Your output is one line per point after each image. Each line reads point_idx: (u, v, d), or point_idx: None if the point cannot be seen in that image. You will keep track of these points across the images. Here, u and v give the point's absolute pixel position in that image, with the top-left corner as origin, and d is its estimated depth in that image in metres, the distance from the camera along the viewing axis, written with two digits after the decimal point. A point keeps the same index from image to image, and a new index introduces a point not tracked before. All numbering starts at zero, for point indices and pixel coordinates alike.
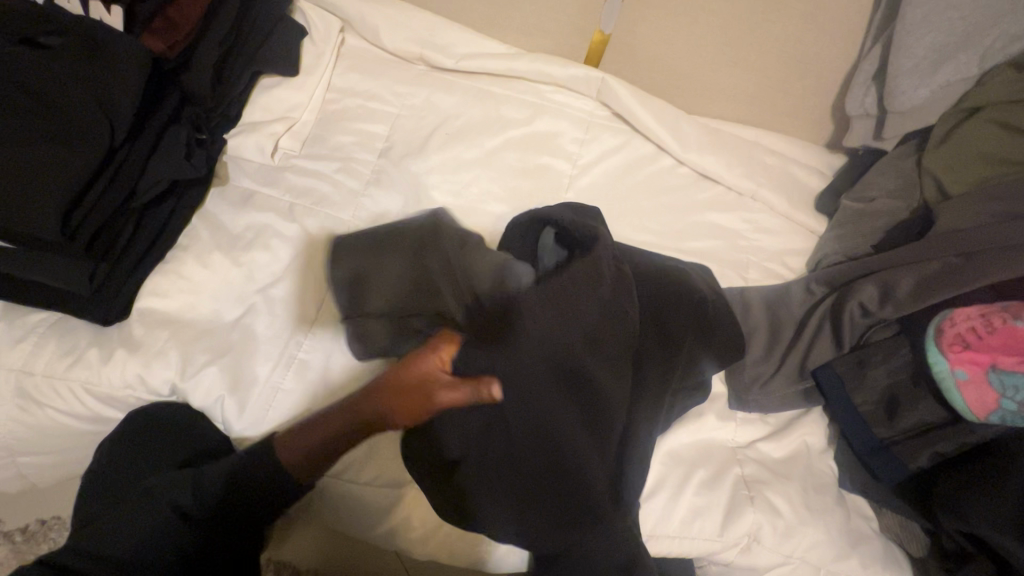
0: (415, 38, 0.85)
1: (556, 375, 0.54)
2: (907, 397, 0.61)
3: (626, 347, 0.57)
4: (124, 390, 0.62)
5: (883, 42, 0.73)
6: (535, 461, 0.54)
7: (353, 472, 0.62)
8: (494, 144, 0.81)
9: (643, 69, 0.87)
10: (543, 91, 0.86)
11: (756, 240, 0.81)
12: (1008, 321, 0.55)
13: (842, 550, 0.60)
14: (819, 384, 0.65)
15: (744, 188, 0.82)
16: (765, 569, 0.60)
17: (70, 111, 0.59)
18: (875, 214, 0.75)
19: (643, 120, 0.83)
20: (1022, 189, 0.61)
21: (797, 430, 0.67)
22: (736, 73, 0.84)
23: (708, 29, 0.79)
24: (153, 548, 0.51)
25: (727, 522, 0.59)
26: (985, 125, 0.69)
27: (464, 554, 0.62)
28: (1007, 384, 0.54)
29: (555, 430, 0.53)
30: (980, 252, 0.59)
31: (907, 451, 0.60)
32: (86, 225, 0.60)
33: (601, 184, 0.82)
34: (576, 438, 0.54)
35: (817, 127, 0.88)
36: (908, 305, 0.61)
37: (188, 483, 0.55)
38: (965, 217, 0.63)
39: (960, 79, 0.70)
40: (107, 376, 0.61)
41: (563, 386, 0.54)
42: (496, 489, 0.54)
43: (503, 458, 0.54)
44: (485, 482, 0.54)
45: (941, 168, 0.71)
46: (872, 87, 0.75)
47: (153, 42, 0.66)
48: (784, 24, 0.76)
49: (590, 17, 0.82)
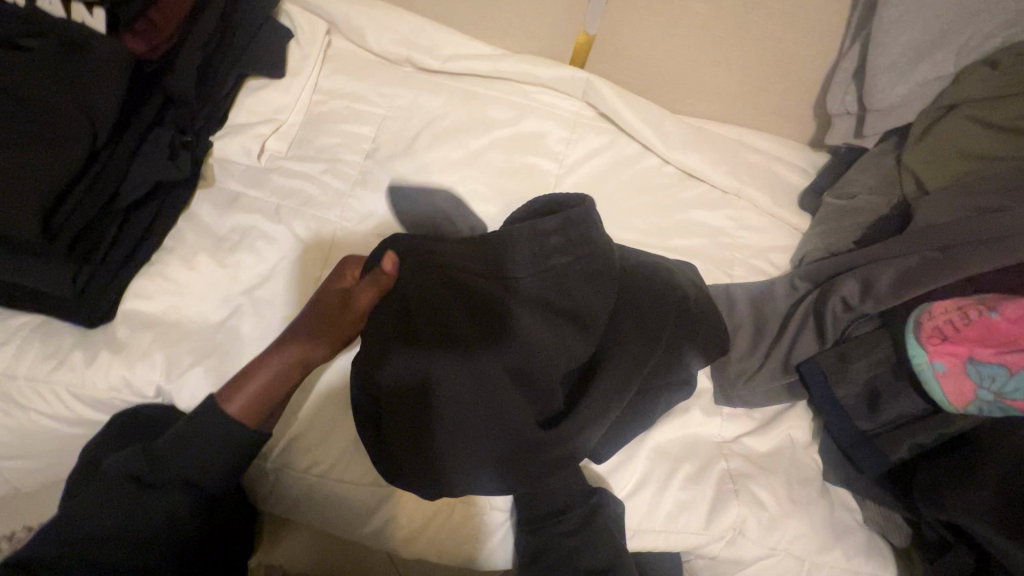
0: (401, 40, 0.86)
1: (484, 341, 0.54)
2: (889, 390, 0.62)
3: (568, 313, 0.56)
4: (109, 392, 0.61)
5: (861, 41, 0.74)
6: (489, 433, 0.55)
7: (337, 472, 0.61)
8: (480, 144, 0.82)
9: (628, 69, 0.88)
10: (529, 92, 0.87)
11: (741, 237, 0.82)
12: (983, 314, 0.55)
13: (826, 541, 0.60)
14: (803, 377, 0.66)
15: (728, 186, 0.83)
16: (751, 561, 0.60)
17: (51, 114, 0.59)
18: (857, 211, 0.76)
19: (628, 119, 0.84)
20: (997, 184, 0.63)
21: (782, 424, 0.68)
22: (719, 73, 0.85)
23: (690, 30, 0.80)
24: (114, 516, 0.53)
25: (712, 515, 0.60)
26: (962, 121, 0.70)
27: (457, 552, 0.62)
28: (984, 375, 0.54)
29: (515, 397, 0.55)
30: (958, 245, 0.60)
31: (888, 442, 0.61)
32: (68, 228, 0.60)
33: (588, 183, 0.83)
34: (517, 405, 0.55)
35: (800, 125, 0.89)
36: (888, 299, 0.62)
37: (138, 451, 0.56)
38: (942, 212, 0.65)
39: (936, 77, 0.71)
40: (92, 378, 0.61)
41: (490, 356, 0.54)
42: (464, 453, 0.55)
43: (470, 417, 0.54)
44: (450, 442, 0.55)
45: (920, 165, 0.72)
46: (851, 85, 0.77)
47: (136, 44, 0.66)
48: (764, 24, 0.77)
49: (575, 18, 0.83)
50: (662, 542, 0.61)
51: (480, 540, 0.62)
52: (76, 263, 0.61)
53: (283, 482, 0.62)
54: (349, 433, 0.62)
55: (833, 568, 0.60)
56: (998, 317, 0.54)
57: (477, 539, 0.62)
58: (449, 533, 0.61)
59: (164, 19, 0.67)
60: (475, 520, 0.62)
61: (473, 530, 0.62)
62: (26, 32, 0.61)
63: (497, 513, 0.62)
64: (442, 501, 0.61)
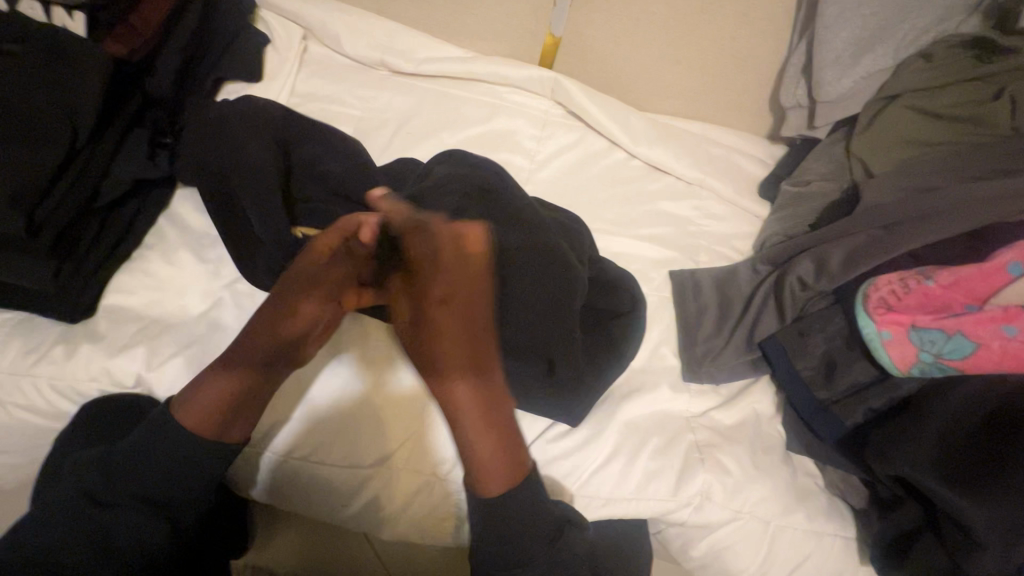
0: (377, 45, 0.89)
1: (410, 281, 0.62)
2: (844, 358, 0.66)
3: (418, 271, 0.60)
4: (88, 383, 0.62)
5: (808, 38, 0.79)
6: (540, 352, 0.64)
7: (320, 455, 0.63)
8: (454, 142, 0.85)
9: (594, 68, 0.93)
10: (501, 92, 0.90)
11: (705, 225, 0.86)
12: (921, 282, 0.59)
13: (789, 504, 0.63)
14: (766, 355, 0.70)
15: (692, 177, 0.87)
16: (718, 526, 0.63)
17: (34, 117, 0.60)
18: (811, 196, 0.80)
19: (595, 115, 0.88)
20: (933, 166, 0.68)
21: (746, 398, 0.71)
22: (679, 71, 0.90)
23: (649, 31, 0.85)
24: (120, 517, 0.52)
25: (681, 482, 0.63)
26: (903, 112, 0.75)
27: (437, 531, 0.64)
28: (924, 339, 0.58)
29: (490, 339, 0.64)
30: (899, 223, 0.65)
31: (844, 409, 0.64)
32: (51, 224, 0.61)
33: (558, 177, 0.86)
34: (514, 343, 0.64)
35: (758, 119, 0.94)
36: (840, 276, 0.66)
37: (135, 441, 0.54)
38: (885, 192, 0.69)
39: (878, 70, 0.77)
40: (72, 371, 0.62)
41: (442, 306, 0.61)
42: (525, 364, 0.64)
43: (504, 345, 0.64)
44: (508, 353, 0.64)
45: (867, 152, 0.76)
46: (802, 80, 0.82)
47: (115, 47, 0.70)
48: (719, 24, 0.82)
49: (543, 20, 0.88)
50: (631, 509, 0.63)
51: (458, 518, 0.63)
52: (59, 260, 0.62)
53: (264, 467, 0.63)
54: (328, 417, 0.63)
55: (796, 530, 0.63)
56: (933, 284, 0.59)
57: (455, 517, 0.64)
58: (429, 513, 0.64)
59: (142, 24, 0.71)
60: (453, 498, 0.64)
61: (450, 509, 0.63)
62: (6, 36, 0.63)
63: None
64: (421, 480, 0.63)
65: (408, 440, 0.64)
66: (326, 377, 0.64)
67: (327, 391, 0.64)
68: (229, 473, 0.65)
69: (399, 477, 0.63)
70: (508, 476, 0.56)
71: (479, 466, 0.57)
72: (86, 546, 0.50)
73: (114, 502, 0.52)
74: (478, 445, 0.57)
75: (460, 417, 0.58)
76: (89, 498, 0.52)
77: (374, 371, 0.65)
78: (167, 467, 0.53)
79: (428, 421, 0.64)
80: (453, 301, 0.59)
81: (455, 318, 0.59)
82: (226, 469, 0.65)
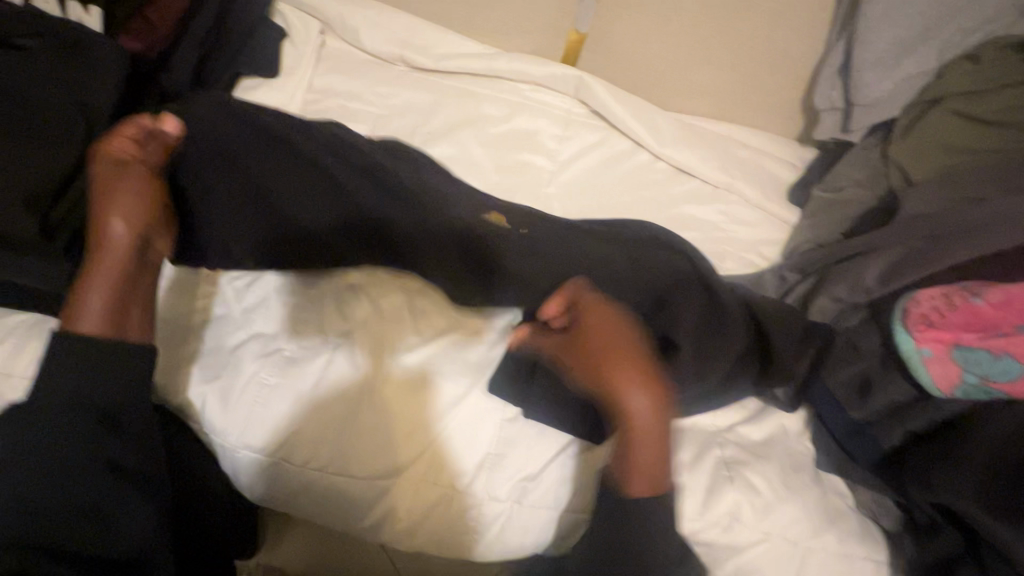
0: (395, 40, 0.87)
1: (432, 257, 0.67)
2: (879, 378, 0.63)
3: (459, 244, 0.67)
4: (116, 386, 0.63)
5: (846, 37, 0.76)
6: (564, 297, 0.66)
7: (338, 465, 0.61)
8: (473, 142, 0.83)
9: (619, 66, 0.90)
10: (522, 91, 0.88)
11: (732, 231, 0.83)
12: (968, 300, 0.57)
13: (820, 526, 0.61)
14: (808, 392, 0.67)
15: (719, 181, 0.84)
16: (744, 547, 0.61)
17: (52, 114, 0.61)
18: (845, 203, 0.77)
19: (619, 114, 0.85)
20: (980, 173, 0.64)
21: (774, 414, 0.69)
22: (708, 70, 0.87)
23: (676, 28, 0.83)
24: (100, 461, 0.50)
25: (708, 501, 0.61)
26: (946, 115, 0.71)
27: (455, 545, 0.62)
28: (969, 359, 0.56)
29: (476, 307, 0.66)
30: (943, 235, 0.61)
31: (882, 430, 0.62)
32: (67, 225, 0.61)
33: (581, 179, 0.83)
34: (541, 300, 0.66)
35: (787, 120, 0.90)
36: (878, 290, 0.64)
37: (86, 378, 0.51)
38: (925, 203, 0.66)
39: (920, 72, 0.73)
40: None
41: (449, 264, 0.66)
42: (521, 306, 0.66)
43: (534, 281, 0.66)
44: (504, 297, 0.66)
45: (906, 157, 0.72)
46: (838, 81, 0.79)
47: (132, 43, 0.70)
48: (751, 21, 0.79)
49: (568, 15, 0.85)
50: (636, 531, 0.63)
51: (478, 532, 0.62)
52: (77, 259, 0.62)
53: (281, 476, 0.62)
54: (346, 424, 0.62)
55: (826, 553, 0.61)
56: (981, 302, 0.56)
57: (471, 533, 0.62)
58: (447, 526, 0.62)
59: (159, 19, 0.71)
60: (472, 512, 0.62)
61: (469, 522, 0.62)
62: (21, 33, 0.64)
63: (496, 504, 0.62)
64: (440, 493, 0.62)
65: (427, 449, 0.62)
66: (344, 385, 0.63)
67: (344, 398, 0.62)
68: (241, 482, 0.63)
69: (418, 489, 0.62)
70: (647, 484, 0.54)
71: (624, 463, 0.54)
72: (75, 522, 0.48)
73: (55, 464, 0.49)
74: (632, 452, 0.54)
75: (627, 412, 0.54)
76: (14, 485, 0.48)
77: (394, 377, 0.63)
78: (105, 386, 0.51)
79: (445, 429, 0.63)
80: (620, 355, 0.55)
81: (602, 326, 0.57)
82: (242, 477, 0.63)
